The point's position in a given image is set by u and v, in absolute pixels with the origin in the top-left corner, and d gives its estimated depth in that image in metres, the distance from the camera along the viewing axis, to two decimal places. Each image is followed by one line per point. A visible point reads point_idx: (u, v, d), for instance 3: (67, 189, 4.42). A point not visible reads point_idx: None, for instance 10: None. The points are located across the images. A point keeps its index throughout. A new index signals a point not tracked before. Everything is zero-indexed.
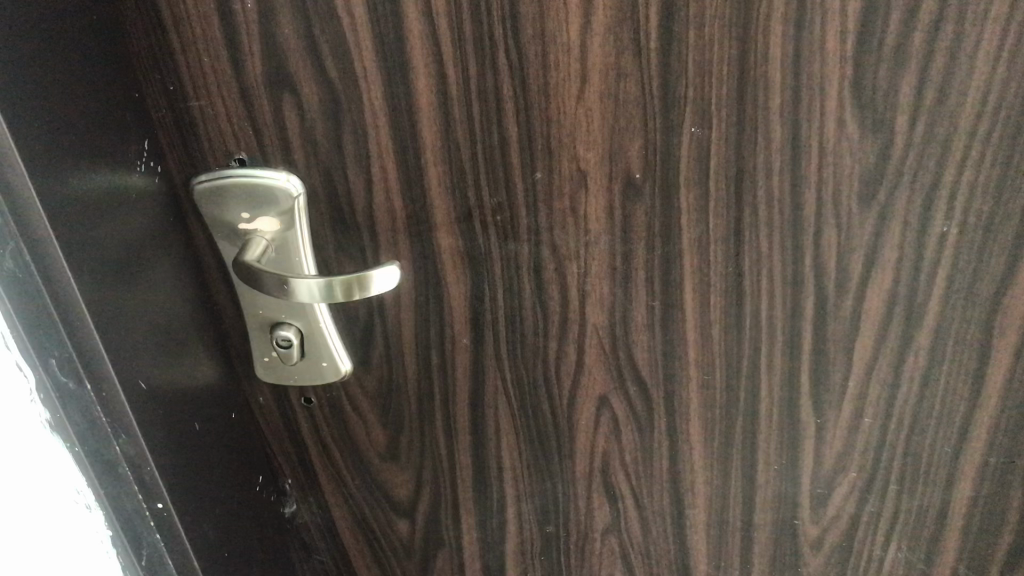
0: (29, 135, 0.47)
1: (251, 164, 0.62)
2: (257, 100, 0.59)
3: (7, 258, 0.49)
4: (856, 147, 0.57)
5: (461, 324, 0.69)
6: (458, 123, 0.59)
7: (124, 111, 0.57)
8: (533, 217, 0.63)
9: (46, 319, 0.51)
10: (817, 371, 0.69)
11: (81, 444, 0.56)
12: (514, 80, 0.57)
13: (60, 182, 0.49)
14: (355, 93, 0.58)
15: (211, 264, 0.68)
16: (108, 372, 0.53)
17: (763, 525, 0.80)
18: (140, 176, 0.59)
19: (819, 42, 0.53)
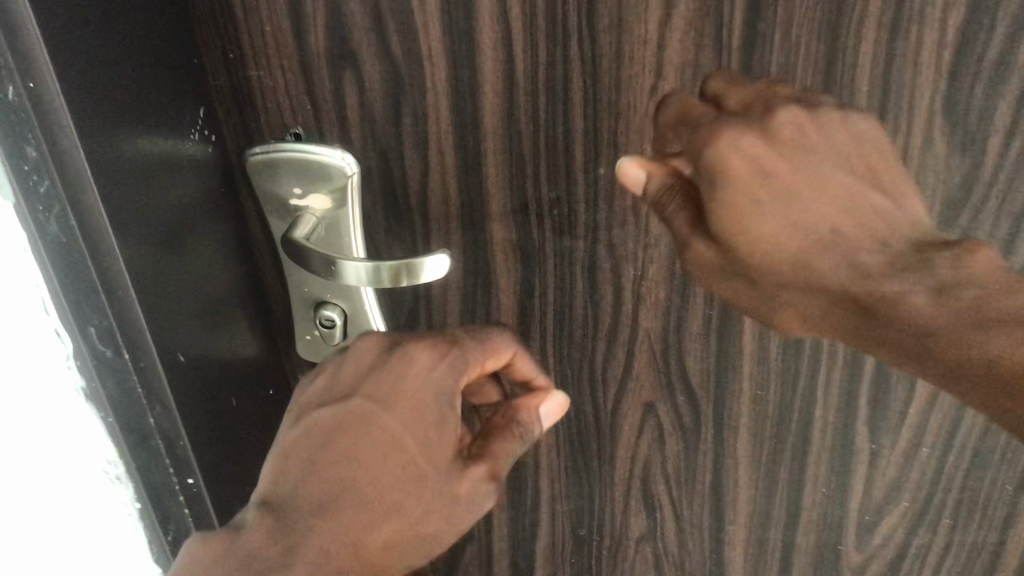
0: (80, 99, 0.45)
1: (306, 139, 0.60)
2: (317, 74, 0.57)
3: (51, 221, 0.47)
4: (940, 166, 0.55)
5: (509, 317, 0.67)
6: (523, 112, 0.57)
7: (180, 76, 0.55)
8: (592, 215, 0.60)
9: (88, 287, 0.50)
10: (877, 397, 0.65)
11: (114, 414, 0.55)
12: (585, 70, 0.54)
13: (108, 148, 0.47)
14: (419, 74, 0.56)
15: (259, 236, 0.67)
16: (147, 343, 0.52)
17: (804, 547, 0.77)
18: (192, 145, 0.58)
19: (913, 52, 0.51)
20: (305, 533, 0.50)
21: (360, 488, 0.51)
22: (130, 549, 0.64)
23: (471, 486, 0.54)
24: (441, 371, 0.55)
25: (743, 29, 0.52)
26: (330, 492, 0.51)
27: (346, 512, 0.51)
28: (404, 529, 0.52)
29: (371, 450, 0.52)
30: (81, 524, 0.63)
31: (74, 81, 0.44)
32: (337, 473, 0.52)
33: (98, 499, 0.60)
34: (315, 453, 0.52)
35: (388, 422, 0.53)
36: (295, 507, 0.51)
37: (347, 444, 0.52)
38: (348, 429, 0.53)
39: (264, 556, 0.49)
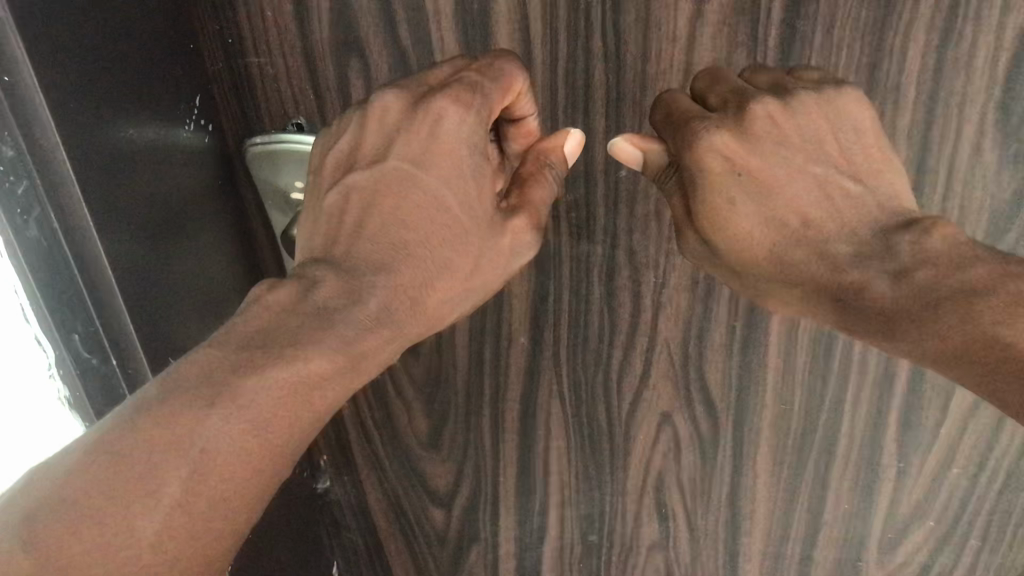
0: (62, 96, 0.42)
1: (309, 129, 0.57)
2: (322, 63, 0.53)
3: (30, 225, 0.44)
4: (988, 180, 0.51)
5: (521, 322, 0.64)
6: (540, 108, 0.53)
7: (175, 63, 0.52)
8: (612, 218, 0.57)
9: (74, 292, 0.47)
10: (907, 414, 0.62)
11: (100, 424, 0.52)
12: (608, 68, 0.51)
13: (93, 147, 0.44)
14: (430, 66, 0.52)
15: (260, 230, 0.63)
16: (136, 348, 0.50)
17: (823, 563, 0.74)
18: (189, 136, 0.54)
19: (966, 59, 0.47)
20: (354, 309, 0.44)
21: (413, 247, 0.48)
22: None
23: (516, 240, 0.50)
24: (475, 121, 0.48)
25: (781, 26, 0.48)
26: (381, 258, 0.47)
27: (390, 325, 0.45)
28: (444, 284, 0.48)
29: (422, 216, 0.48)
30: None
31: (53, 72, 0.41)
32: (382, 241, 0.47)
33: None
34: (363, 221, 0.48)
35: (437, 187, 0.48)
36: (337, 280, 0.45)
37: (394, 211, 0.48)
38: (393, 206, 0.48)
39: (306, 324, 0.43)
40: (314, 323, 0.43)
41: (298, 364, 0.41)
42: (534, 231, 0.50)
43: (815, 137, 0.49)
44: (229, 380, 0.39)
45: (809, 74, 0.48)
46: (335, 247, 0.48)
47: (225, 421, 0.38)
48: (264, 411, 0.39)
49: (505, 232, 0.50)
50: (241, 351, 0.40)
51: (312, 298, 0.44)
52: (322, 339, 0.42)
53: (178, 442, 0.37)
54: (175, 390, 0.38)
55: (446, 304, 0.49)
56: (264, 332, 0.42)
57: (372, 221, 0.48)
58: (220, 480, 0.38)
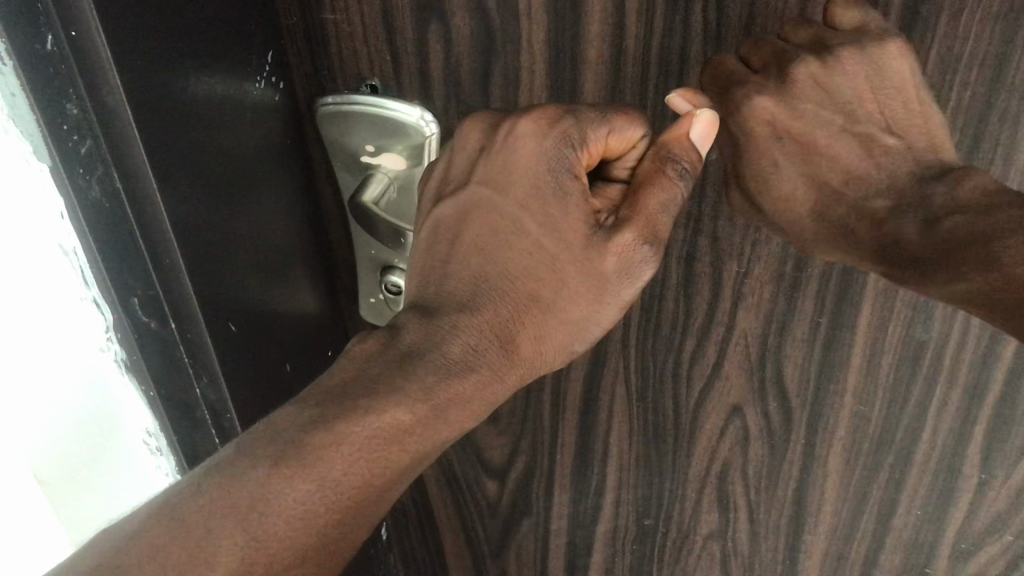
0: (129, 52, 0.39)
1: (383, 93, 0.54)
2: (400, 24, 0.50)
3: (93, 185, 0.42)
4: None
5: None
6: (628, 84, 0.50)
7: (246, 16, 0.50)
8: (697, 202, 0.54)
9: (134, 254, 0.45)
10: (994, 426, 0.59)
11: (157, 389, 0.51)
12: (707, 40, 0.48)
13: (159, 108, 0.42)
14: (515, 32, 0.49)
15: (327, 192, 0.61)
16: (196, 316, 0.48)
17: (888, 566, 0.71)
18: (258, 93, 0.52)
19: None
20: (439, 355, 0.44)
21: (500, 280, 0.46)
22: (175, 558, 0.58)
23: (620, 258, 0.44)
24: (558, 139, 0.45)
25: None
26: (465, 294, 0.46)
27: (478, 368, 0.44)
28: (542, 320, 0.46)
29: (503, 240, 0.46)
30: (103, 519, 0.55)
31: (122, 37, 0.39)
32: (467, 273, 0.46)
33: (133, 480, 0.55)
34: (450, 255, 0.47)
35: (518, 215, 0.46)
36: (420, 324, 0.45)
37: (478, 237, 0.47)
38: (477, 232, 0.47)
39: (386, 376, 0.42)
40: (394, 371, 0.43)
41: (378, 416, 0.40)
42: (646, 242, 0.44)
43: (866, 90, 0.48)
44: (301, 437, 0.39)
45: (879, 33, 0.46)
46: (428, 287, 0.47)
47: (301, 480, 0.38)
48: (346, 464, 0.39)
49: (604, 256, 0.44)
50: (319, 406, 0.41)
51: (395, 347, 0.44)
52: (402, 387, 0.42)
53: (252, 504, 0.37)
54: (252, 451, 0.39)
55: (545, 341, 0.46)
56: (345, 386, 0.42)
57: (461, 251, 0.47)
58: (293, 543, 0.38)
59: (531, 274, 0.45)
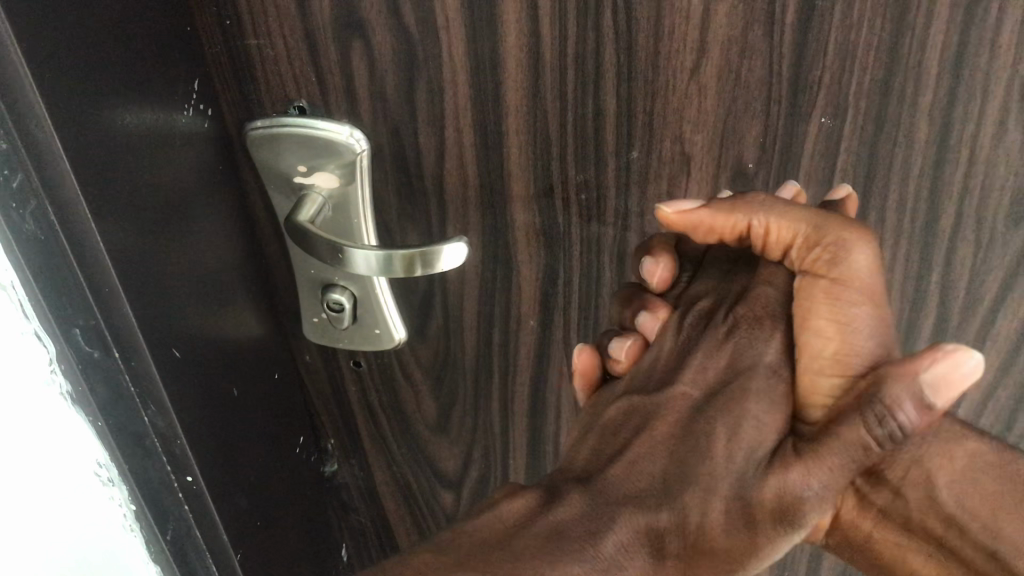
0: (53, 82, 0.40)
1: (311, 113, 0.55)
2: (323, 45, 0.51)
3: (27, 220, 0.43)
4: (1012, 157, 0.49)
5: (530, 302, 0.63)
6: (548, 89, 0.51)
7: (171, 45, 0.50)
8: (623, 200, 0.56)
9: (72, 286, 0.46)
10: None
11: (105, 418, 0.51)
12: (619, 46, 0.49)
13: (90, 138, 0.43)
14: (436, 47, 0.50)
15: (263, 217, 0.62)
16: (139, 342, 0.48)
17: None
18: (187, 121, 0.53)
19: (990, 38, 0.44)
20: (596, 537, 0.44)
21: (674, 479, 0.47)
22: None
23: (776, 496, 0.45)
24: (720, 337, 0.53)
25: (798, 5, 0.46)
26: (647, 477, 0.47)
27: (623, 567, 0.44)
28: (704, 537, 0.45)
29: (641, 424, 0.51)
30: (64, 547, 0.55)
31: (47, 69, 0.40)
32: (643, 473, 0.48)
33: (82, 516, 0.54)
34: (628, 445, 0.49)
35: (684, 387, 0.52)
36: (581, 500, 0.46)
37: (663, 435, 0.50)
38: (667, 434, 0.49)
39: (529, 546, 0.43)
40: (538, 544, 0.44)
41: None
42: (815, 489, 0.45)
43: (778, 93, 0.49)
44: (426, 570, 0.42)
45: (786, 40, 0.47)
46: (595, 467, 0.49)
47: None
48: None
49: (761, 491, 0.45)
50: (469, 555, 0.43)
51: (544, 518, 0.45)
52: (542, 565, 0.42)
53: None
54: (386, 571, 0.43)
55: (694, 573, 0.45)
56: (487, 546, 0.44)
57: (650, 430, 0.50)
58: None
59: (707, 490, 0.46)
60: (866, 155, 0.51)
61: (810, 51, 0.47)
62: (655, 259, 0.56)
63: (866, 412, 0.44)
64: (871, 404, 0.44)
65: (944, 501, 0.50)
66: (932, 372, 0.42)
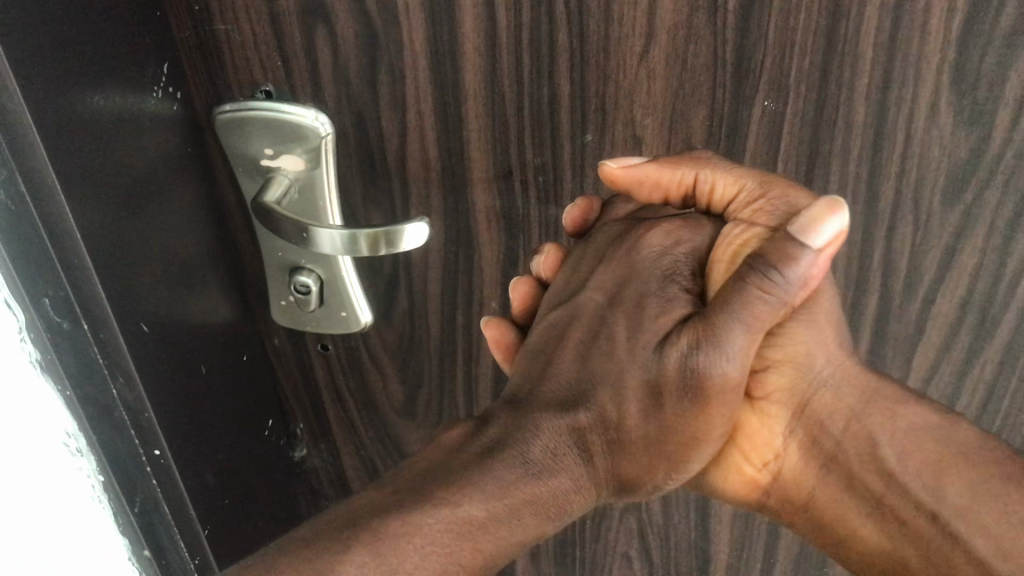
0: (26, 60, 0.43)
1: (278, 97, 0.57)
2: (289, 29, 0.53)
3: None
4: (945, 140, 0.51)
5: (491, 285, 0.65)
6: (505, 72, 0.53)
7: (140, 29, 0.52)
8: (579, 182, 0.58)
9: (41, 256, 0.47)
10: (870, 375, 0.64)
11: (73, 386, 0.52)
12: (571, 31, 0.51)
13: (61, 114, 0.45)
14: (396, 31, 0.52)
15: (231, 201, 0.64)
16: (107, 315, 0.50)
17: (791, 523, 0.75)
18: (156, 103, 0.55)
19: (920, 23, 0.47)
20: (521, 452, 0.50)
21: (590, 384, 0.53)
22: (109, 552, 0.60)
23: (677, 360, 0.49)
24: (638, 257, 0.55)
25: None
26: (565, 391, 0.53)
27: (556, 472, 0.50)
28: (622, 426, 0.52)
29: (558, 340, 0.56)
30: (51, 514, 0.57)
31: (18, 43, 0.42)
32: (561, 382, 0.54)
33: (56, 484, 0.55)
34: (551, 361, 0.55)
35: (592, 293, 0.56)
36: (508, 419, 0.52)
37: (580, 342, 0.55)
38: (577, 344, 0.55)
39: (461, 471, 0.48)
40: (469, 471, 0.48)
41: (454, 509, 0.45)
42: (718, 355, 0.48)
43: (723, 77, 0.51)
44: (367, 520, 0.44)
45: (729, 25, 0.49)
46: (524, 387, 0.55)
47: (422, 540, 0.44)
48: (422, 556, 0.44)
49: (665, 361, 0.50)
50: (399, 493, 0.46)
51: (478, 440, 0.50)
52: (477, 483, 0.47)
53: (395, 533, 0.44)
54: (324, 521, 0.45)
55: (623, 455, 0.52)
56: (424, 475, 0.48)
57: (564, 351, 0.55)
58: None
59: (618, 385, 0.52)
60: (808, 138, 0.53)
61: (753, 36, 0.49)
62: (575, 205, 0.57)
63: (750, 273, 0.47)
64: (755, 266, 0.47)
65: (886, 458, 0.52)
66: (804, 219, 0.46)
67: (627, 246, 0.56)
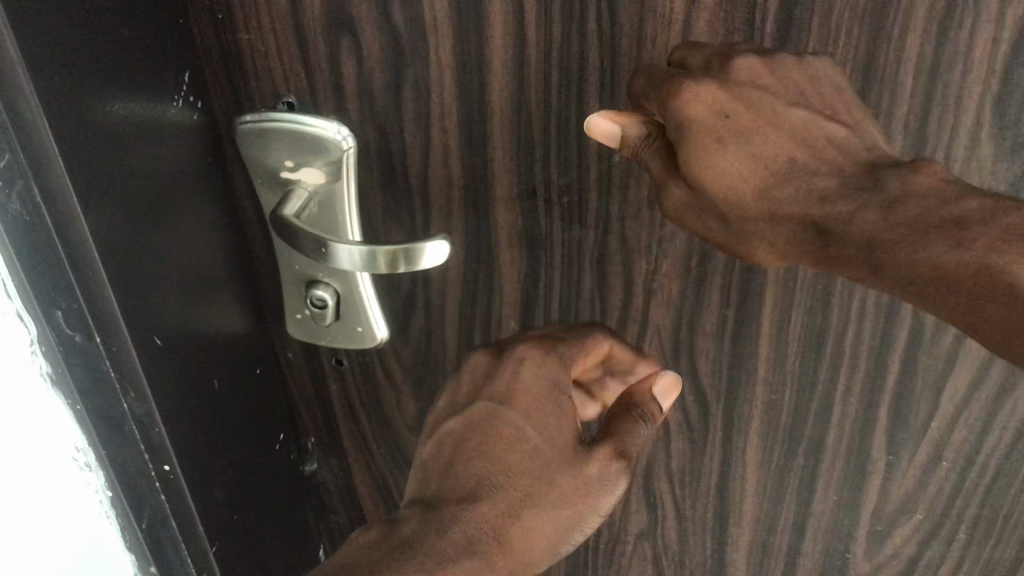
0: (46, 71, 0.42)
1: (300, 109, 0.56)
2: (313, 41, 0.52)
3: (12, 200, 0.44)
4: (985, 171, 0.50)
5: (511, 305, 0.64)
6: (533, 91, 0.52)
7: (162, 38, 0.51)
8: (604, 204, 0.57)
9: (53, 266, 0.46)
10: (897, 409, 0.62)
11: (83, 402, 0.52)
12: (603, 50, 0.50)
13: (81, 126, 0.44)
14: (423, 46, 0.51)
15: (249, 212, 0.63)
16: (119, 327, 0.49)
17: (810, 553, 0.74)
18: (176, 112, 0.54)
19: (964, 50, 0.46)
20: (441, 538, 0.49)
21: (495, 480, 0.52)
22: (114, 567, 0.60)
23: (602, 468, 0.53)
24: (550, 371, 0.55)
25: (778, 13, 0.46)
26: (470, 485, 0.52)
27: (474, 554, 0.49)
28: (541, 506, 0.52)
29: (464, 447, 0.54)
30: (60, 528, 0.57)
31: (37, 52, 0.41)
32: (466, 478, 0.52)
33: (65, 496, 0.55)
34: (451, 465, 0.53)
35: (483, 404, 0.55)
36: (420, 521, 0.50)
37: (483, 439, 0.54)
38: (483, 438, 0.54)
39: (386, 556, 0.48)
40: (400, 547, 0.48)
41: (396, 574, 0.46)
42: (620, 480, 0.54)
43: None
44: None
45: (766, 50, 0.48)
46: (427, 489, 0.53)
47: None
48: None
49: (589, 461, 0.53)
50: None
51: (392, 536, 0.49)
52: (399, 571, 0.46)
53: None
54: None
55: (537, 538, 0.52)
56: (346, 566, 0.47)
57: (469, 455, 0.53)
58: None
59: (543, 476, 0.53)
60: None
61: None
62: (614, 111, 0.49)
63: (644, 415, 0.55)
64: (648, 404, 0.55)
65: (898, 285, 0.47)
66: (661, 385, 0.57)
67: (508, 366, 0.55)
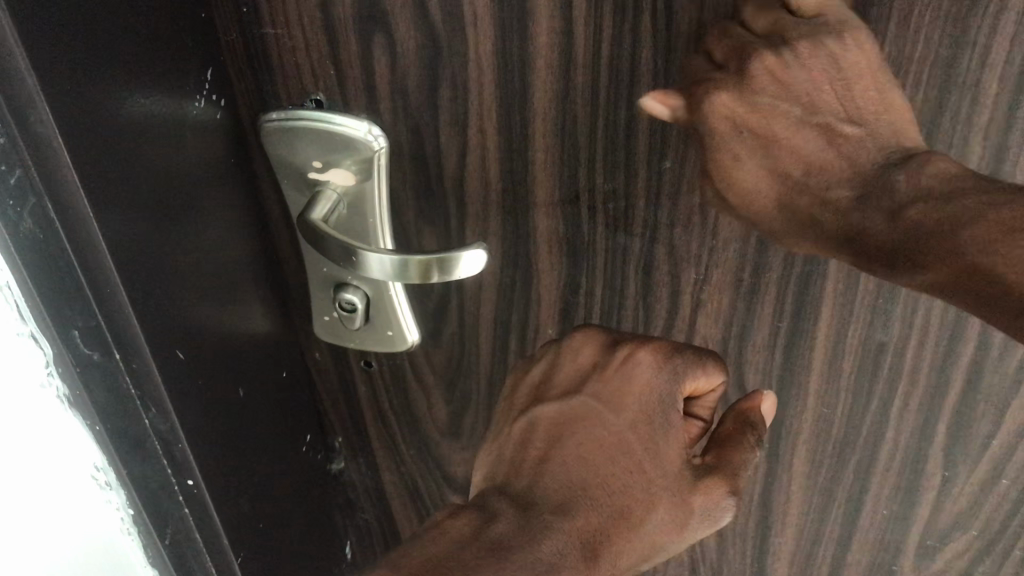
0: (61, 83, 0.38)
1: (329, 108, 0.52)
2: (343, 38, 0.49)
3: (26, 217, 0.41)
4: None
5: (549, 312, 0.61)
6: (579, 93, 0.48)
7: (185, 32, 0.48)
8: (652, 211, 0.53)
9: (72, 285, 0.43)
10: (956, 426, 0.59)
11: (103, 422, 0.49)
12: (657, 51, 0.46)
13: (97, 138, 0.41)
14: (462, 45, 0.48)
15: (275, 211, 0.60)
16: (141, 343, 0.46)
17: (855, 565, 0.71)
18: (198, 112, 0.51)
19: None
20: (532, 543, 0.45)
21: (593, 490, 0.48)
22: None
23: (707, 500, 0.49)
24: (669, 377, 0.51)
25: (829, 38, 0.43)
26: (562, 493, 0.48)
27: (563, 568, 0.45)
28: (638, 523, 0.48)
29: (561, 442, 0.50)
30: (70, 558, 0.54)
31: (48, 59, 0.38)
32: (562, 479, 0.48)
33: (80, 522, 0.53)
34: (547, 455, 0.50)
35: (586, 398, 0.52)
36: (512, 519, 0.46)
37: (583, 439, 0.50)
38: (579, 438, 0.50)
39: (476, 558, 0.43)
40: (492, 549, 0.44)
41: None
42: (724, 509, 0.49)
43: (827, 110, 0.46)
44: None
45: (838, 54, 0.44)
46: (517, 480, 0.49)
47: None
48: None
49: (688, 485, 0.49)
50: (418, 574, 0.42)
51: (485, 533, 0.45)
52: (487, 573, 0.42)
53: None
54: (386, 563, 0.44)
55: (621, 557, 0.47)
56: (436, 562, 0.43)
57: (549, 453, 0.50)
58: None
59: (645, 489, 0.48)
60: None
61: None
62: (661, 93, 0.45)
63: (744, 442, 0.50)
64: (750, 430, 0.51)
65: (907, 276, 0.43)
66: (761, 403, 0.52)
67: (621, 363, 0.51)
